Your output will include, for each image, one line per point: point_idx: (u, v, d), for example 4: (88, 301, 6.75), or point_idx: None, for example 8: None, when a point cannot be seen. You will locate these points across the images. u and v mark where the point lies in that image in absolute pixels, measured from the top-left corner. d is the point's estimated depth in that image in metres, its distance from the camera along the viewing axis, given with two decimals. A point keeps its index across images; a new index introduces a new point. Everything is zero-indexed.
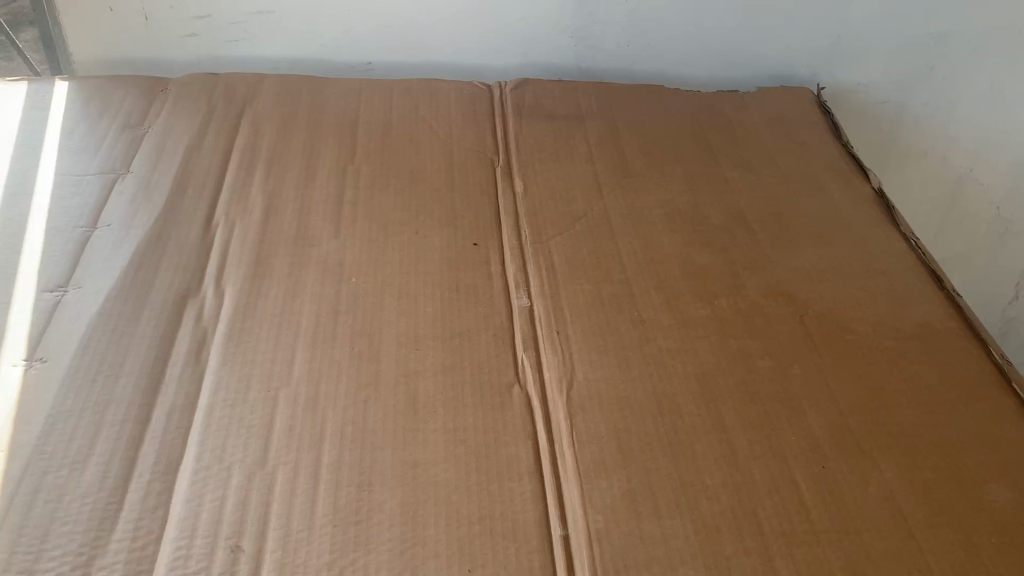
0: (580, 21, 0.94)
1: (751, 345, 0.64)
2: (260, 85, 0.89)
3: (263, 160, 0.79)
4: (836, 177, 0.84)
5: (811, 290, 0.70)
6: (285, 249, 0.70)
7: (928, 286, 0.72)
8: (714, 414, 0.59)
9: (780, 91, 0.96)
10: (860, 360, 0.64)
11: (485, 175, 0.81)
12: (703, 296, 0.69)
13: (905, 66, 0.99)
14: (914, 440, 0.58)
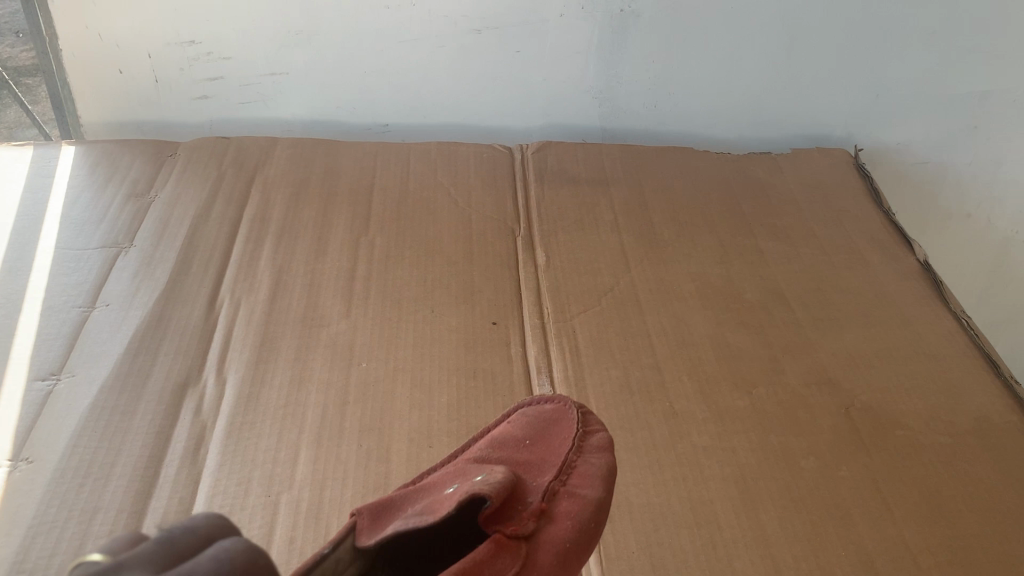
0: (604, 81, 0.90)
1: (794, 443, 0.59)
2: (272, 150, 0.86)
3: (273, 232, 0.76)
4: (878, 249, 0.79)
5: (857, 377, 0.65)
6: (292, 331, 0.66)
7: (984, 373, 0.66)
8: (755, 525, 0.54)
9: (815, 152, 0.92)
10: (914, 461, 0.58)
11: (505, 246, 0.76)
12: (740, 385, 0.64)
13: (946, 127, 0.94)
14: (977, 558, 0.52)
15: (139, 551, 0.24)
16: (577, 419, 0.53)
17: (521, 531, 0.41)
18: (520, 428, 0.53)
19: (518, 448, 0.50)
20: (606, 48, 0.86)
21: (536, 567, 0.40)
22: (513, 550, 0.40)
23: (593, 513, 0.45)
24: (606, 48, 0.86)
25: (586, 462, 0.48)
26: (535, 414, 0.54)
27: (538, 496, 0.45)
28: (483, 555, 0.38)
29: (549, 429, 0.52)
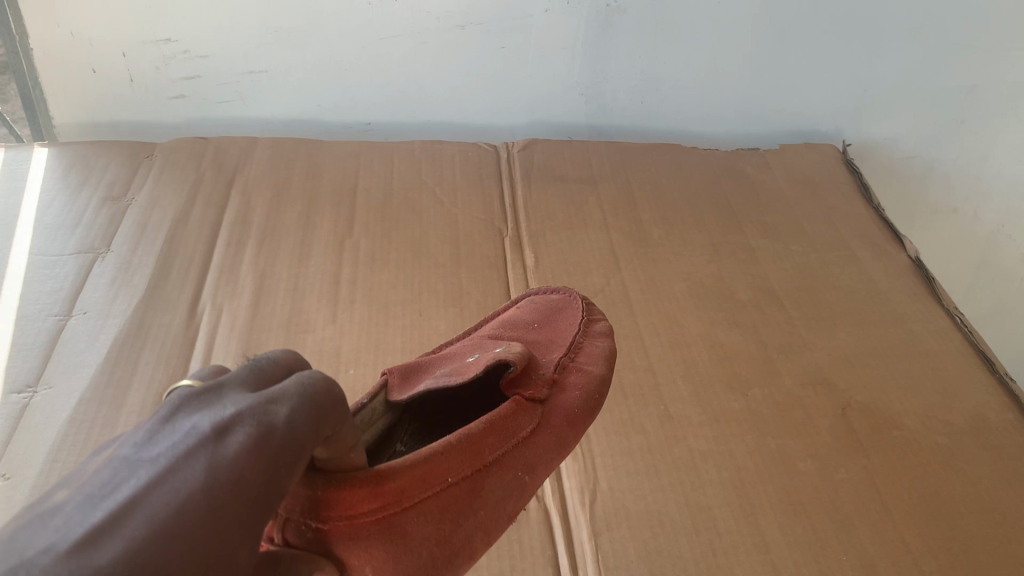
0: (590, 78, 0.89)
1: (791, 445, 0.58)
2: (252, 150, 0.84)
3: (254, 235, 0.74)
4: (868, 246, 0.78)
5: (852, 377, 0.64)
6: (276, 338, 0.64)
7: (978, 371, 0.66)
8: (755, 531, 0.53)
9: (803, 148, 0.91)
10: (911, 461, 0.58)
11: (492, 247, 0.75)
12: (735, 387, 0.63)
13: (933, 122, 0.94)
14: (978, 560, 0.52)
15: (236, 375, 0.28)
16: (581, 307, 0.56)
17: (540, 394, 0.44)
18: (526, 314, 0.56)
19: (527, 327, 0.54)
20: (592, 44, 0.85)
21: (549, 425, 0.43)
22: (532, 411, 0.43)
23: (598, 386, 0.48)
24: (592, 44, 0.85)
25: (591, 344, 0.52)
26: (542, 302, 0.58)
27: (550, 367, 0.48)
28: (508, 411, 0.41)
29: (554, 315, 0.55)
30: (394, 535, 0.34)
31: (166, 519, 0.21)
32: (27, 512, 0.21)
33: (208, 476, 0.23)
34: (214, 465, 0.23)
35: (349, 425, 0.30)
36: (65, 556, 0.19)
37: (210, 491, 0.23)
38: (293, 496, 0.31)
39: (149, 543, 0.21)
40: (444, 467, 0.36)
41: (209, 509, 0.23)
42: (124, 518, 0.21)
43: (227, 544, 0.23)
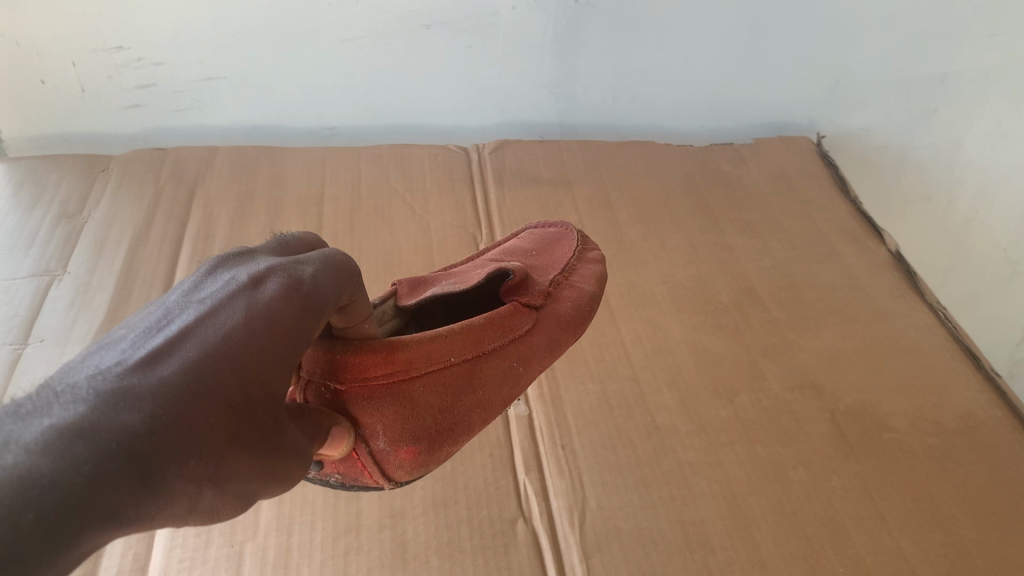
0: (560, 75, 0.87)
1: (782, 453, 0.57)
2: (212, 160, 0.80)
3: (218, 250, 0.71)
4: (848, 241, 0.77)
5: (839, 378, 0.63)
6: None
7: (965, 367, 0.65)
8: (749, 546, 0.51)
9: (777, 141, 0.90)
10: (903, 465, 0.57)
11: (467, 254, 0.73)
12: (722, 393, 0.61)
13: (907, 111, 0.94)
14: (976, 565, 0.51)
15: (262, 251, 0.33)
16: (578, 238, 0.57)
17: (534, 300, 0.46)
18: (523, 245, 0.57)
19: (525, 253, 0.54)
20: (561, 41, 0.83)
21: (543, 327, 0.45)
22: (528, 312, 0.45)
23: (588, 303, 0.49)
24: (561, 41, 0.83)
25: (583, 268, 0.53)
26: (540, 232, 0.58)
27: (544, 282, 0.49)
28: (505, 310, 0.43)
29: (551, 246, 0.56)
30: (399, 400, 0.37)
31: (215, 342, 0.27)
32: (102, 340, 0.26)
33: (249, 312, 0.28)
34: (253, 305, 0.29)
35: (363, 298, 0.35)
36: (137, 365, 0.25)
37: (251, 323, 0.28)
38: (312, 358, 0.35)
39: (202, 359, 0.26)
40: (446, 346, 0.39)
41: (250, 335, 0.28)
42: (175, 343, 0.26)
43: (266, 368, 0.28)
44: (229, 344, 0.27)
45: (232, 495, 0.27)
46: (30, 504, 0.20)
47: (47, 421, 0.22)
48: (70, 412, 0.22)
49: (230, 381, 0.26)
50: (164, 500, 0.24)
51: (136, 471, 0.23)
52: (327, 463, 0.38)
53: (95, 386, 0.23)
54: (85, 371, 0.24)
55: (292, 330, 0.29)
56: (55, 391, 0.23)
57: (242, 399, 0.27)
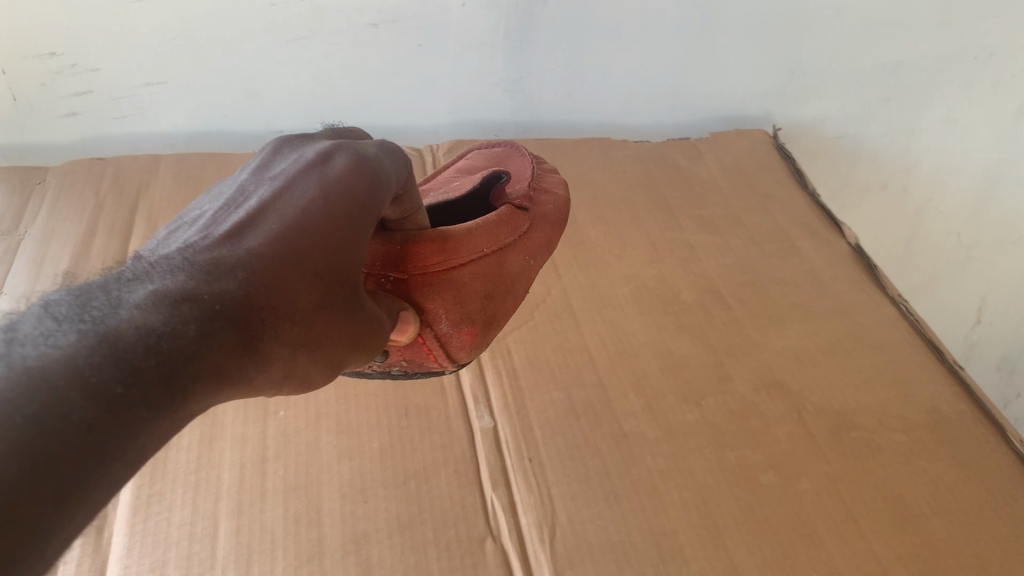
0: (514, 73, 0.85)
1: (751, 457, 0.56)
2: (154, 168, 0.77)
3: None
4: (808, 234, 0.77)
5: (804, 377, 0.62)
6: None
7: (927, 361, 0.65)
8: (722, 556, 0.50)
9: (733, 134, 0.89)
10: (872, 463, 0.56)
11: None
12: (688, 397, 0.60)
13: (862, 101, 0.93)
14: (948, 565, 0.50)
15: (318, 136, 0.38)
16: (526, 152, 0.60)
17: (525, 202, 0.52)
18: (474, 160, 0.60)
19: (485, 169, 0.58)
20: (514, 38, 0.81)
21: (541, 223, 0.52)
22: (525, 212, 0.51)
23: (563, 204, 0.55)
24: (513, 38, 0.81)
25: (546, 177, 0.57)
26: (488, 151, 0.62)
27: (523, 187, 0.54)
28: (507, 210, 0.49)
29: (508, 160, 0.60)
30: (453, 286, 0.43)
31: (290, 218, 0.32)
32: (196, 222, 0.32)
33: (316, 188, 0.33)
34: (319, 181, 0.34)
35: (412, 189, 0.41)
36: (223, 242, 0.30)
37: (321, 194, 0.33)
38: (374, 253, 0.41)
39: (283, 232, 0.31)
40: (479, 237, 0.45)
41: (323, 206, 0.33)
42: (258, 221, 0.31)
43: (342, 233, 0.33)
44: (303, 216, 0.32)
45: (321, 351, 0.32)
46: (146, 355, 0.23)
47: (156, 286, 0.27)
48: (169, 280, 0.27)
49: (311, 251, 0.31)
50: (266, 353, 0.29)
51: (239, 328, 0.27)
52: (395, 351, 0.45)
53: (196, 260, 0.28)
54: (177, 250, 0.29)
55: (362, 199, 0.34)
56: (161, 263, 0.28)
57: (322, 262, 0.32)
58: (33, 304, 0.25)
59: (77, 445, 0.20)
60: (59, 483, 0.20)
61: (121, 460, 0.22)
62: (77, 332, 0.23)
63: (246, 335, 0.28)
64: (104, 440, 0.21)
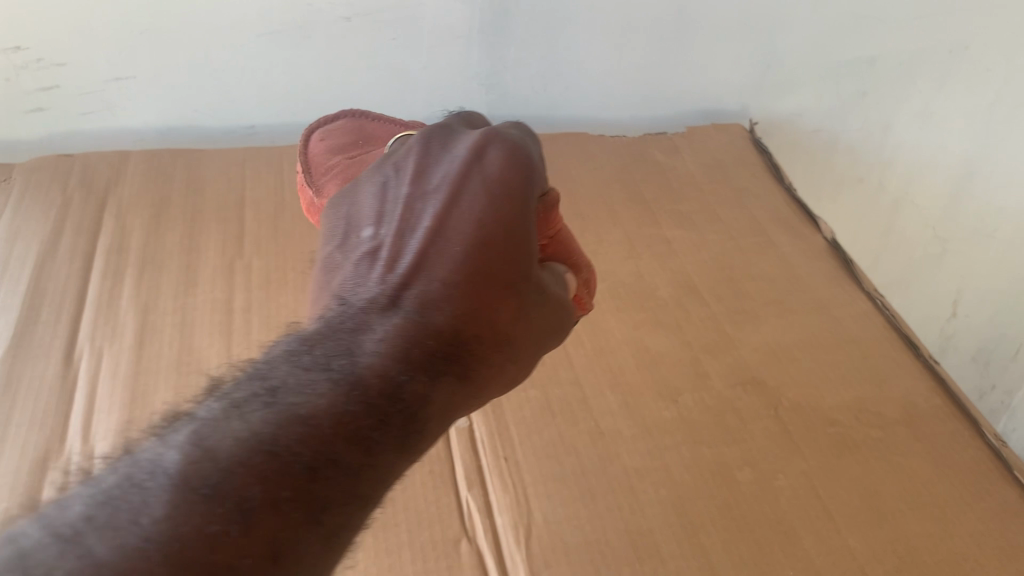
0: (490, 67, 0.84)
1: (727, 454, 0.56)
2: (124, 165, 0.76)
3: (134, 263, 0.67)
4: (784, 228, 0.77)
5: (780, 373, 0.62)
6: (165, 382, 0.58)
7: (903, 355, 0.65)
8: (699, 554, 0.50)
9: (710, 129, 0.89)
10: (848, 459, 0.56)
11: None
12: (665, 394, 0.60)
13: (837, 93, 0.94)
14: (924, 561, 0.50)
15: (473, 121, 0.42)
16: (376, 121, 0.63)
17: None
18: (339, 136, 0.61)
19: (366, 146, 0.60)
20: (488, 32, 0.81)
21: None
22: None
23: None
24: (488, 32, 0.81)
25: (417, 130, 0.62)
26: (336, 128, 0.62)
27: None
28: None
29: (382, 134, 0.62)
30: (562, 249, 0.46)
31: (468, 238, 0.37)
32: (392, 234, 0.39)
33: (482, 202, 0.38)
34: (483, 190, 0.38)
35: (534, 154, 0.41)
36: (420, 277, 0.37)
37: (487, 204, 0.38)
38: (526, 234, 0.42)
39: (468, 258, 0.37)
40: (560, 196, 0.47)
41: (495, 217, 0.38)
42: (444, 248, 0.38)
43: (519, 238, 0.38)
44: (480, 233, 0.37)
45: (529, 336, 0.40)
46: (381, 406, 0.33)
47: (370, 339, 0.35)
48: (387, 330, 0.36)
49: (495, 268, 0.37)
50: (480, 357, 0.38)
51: (445, 355, 0.36)
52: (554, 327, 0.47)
53: (410, 301, 0.37)
54: (390, 283, 0.38)
55: (521, 202, 0.38)
56: (387, 299, 0.37)
57: (507, 274, 0.38)
58: (300, 345, 0.35)
59: (349, 487, 0.30)
60: (335, 524, 0.29)
61: (383, 488, 0.32)
62: (329, 387, 0.32)
63: (440, 361, 0.36)
64: (358, 471, 0.31)
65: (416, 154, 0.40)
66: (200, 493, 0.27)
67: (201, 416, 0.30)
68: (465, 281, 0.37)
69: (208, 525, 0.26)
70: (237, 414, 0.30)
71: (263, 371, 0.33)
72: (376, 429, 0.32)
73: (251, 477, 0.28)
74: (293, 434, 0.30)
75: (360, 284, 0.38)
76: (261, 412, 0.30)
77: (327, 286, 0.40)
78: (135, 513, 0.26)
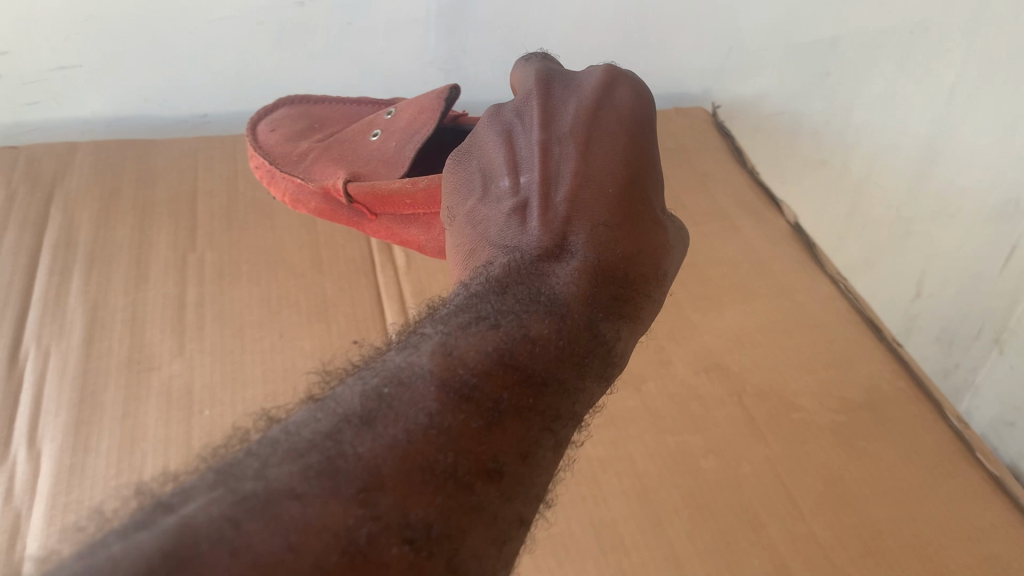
0: (448, 51, 0.83)
1: (691, 443, 0.56)
2: (72, 156, 0.72)
3: (81, 258, 0.65)
4: (747, 212, 0.76)
5: (744, 359, 0.62)
6: (115, 381, 0.56)
7: (867, 338, 0.65)
8: (663, 545, 0.50)
9: (672, 112, 0.88)
10: (812, 444, 0.56)
11: (357, 249, 0.69)
12: (628, 382, 0.59)
13: (800, 77, 0.96)
14: (887, 546, 0.50)
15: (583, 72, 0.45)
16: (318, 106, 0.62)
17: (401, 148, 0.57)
18: (291, 124, 0.59)
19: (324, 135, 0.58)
20: (446, 16, 0.79)
21: None
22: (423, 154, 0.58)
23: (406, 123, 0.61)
24: (446, 16, 0.79)
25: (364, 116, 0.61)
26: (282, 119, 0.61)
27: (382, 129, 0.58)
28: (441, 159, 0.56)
29: (331, 117, 0.61)
30: None
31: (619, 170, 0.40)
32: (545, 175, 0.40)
33: (621, 139, 0.41)
34: (616, 121, 0.42)
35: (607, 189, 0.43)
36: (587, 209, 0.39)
37: (625, 141, 0.41)
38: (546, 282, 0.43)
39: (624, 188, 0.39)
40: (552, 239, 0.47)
41: (633, 152, 0.41)
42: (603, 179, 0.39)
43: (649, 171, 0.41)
44: (626, 164, 0.40)
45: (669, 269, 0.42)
46: (581, 324, 0.34)
47: (558, 273, 0.36)
48: (565, 259, 0.37)
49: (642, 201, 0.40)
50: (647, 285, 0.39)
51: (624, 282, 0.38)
52: None
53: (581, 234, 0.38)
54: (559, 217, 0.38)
55: (641, 137, 0.42)
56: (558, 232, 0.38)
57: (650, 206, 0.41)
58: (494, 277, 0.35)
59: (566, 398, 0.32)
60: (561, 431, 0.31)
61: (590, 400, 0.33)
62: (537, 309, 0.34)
63: (619, 289, 0.37)
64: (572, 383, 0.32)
65: (539, 109, 0.42)
66: (458, 394, 0.28)
67: (432, 333, 0.31)
68: (620, 213, 0.39)
69: (473, 421, 0.27)
70: (466, 332, 0.31)
71: (469, 300, 0.34)
72: (580, 350, 0.33)
73: (491, 384, 0.29)
74: (519, 346, 0.31)
75: (522, 228, 0.38)
76: (486, 329, 0.31)
77: (474, 237, 0.40)
78: (411, 410, 0.26)
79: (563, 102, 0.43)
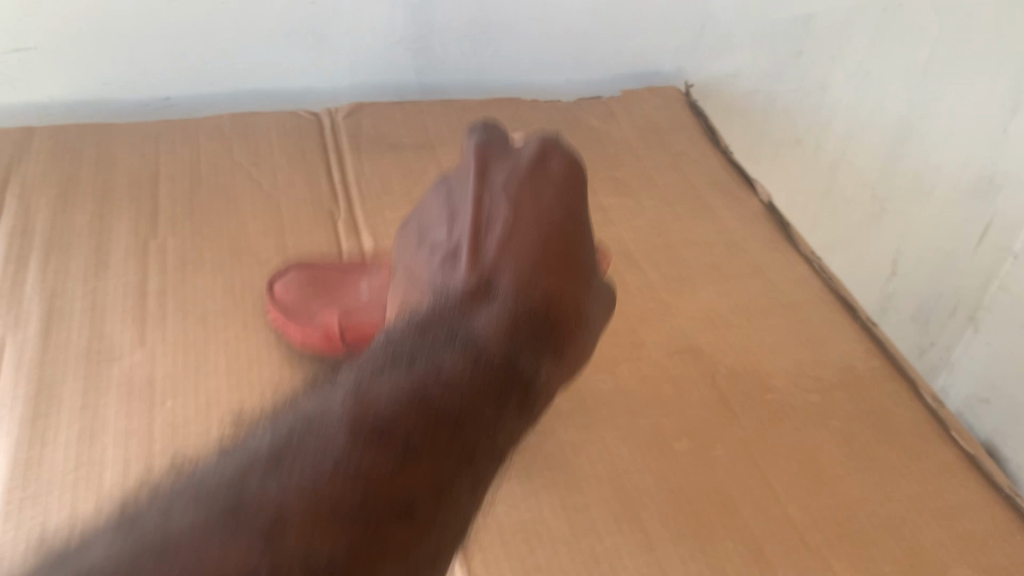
0: (416, 30, 0.81)
1: (664, 425, 0.55)
2: (29, 141, 0.71)
3: (38, 246, 0.63)
4: (720, 191, 0.76)
5: (717, 339, 0.61)
6: (73, 371, 0.55)
7: (840, 317, 0.64)
8: (637, 528, 0.49)
9: (645, 91, 0.87)
10: (786, 424, 0.55)
11: (324, 233, 0.67)
12: (601, 364, 0.58)
13: (772, 56, 0.93)
14: (863, 526, 0.50)
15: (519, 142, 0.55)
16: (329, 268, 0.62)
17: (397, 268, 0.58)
18: (301, 282, 0.61)
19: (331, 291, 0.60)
20: None
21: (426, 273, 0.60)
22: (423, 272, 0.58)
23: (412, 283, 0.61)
24: None
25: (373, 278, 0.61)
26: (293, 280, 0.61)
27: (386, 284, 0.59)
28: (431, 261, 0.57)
29: (336, 280, 0.61)
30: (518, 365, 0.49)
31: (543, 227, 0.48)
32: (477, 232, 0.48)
33: (544, 202, 0.49)
34: (552, 188, 0.50)
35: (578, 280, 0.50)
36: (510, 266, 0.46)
37: (554, 204, 0.49)
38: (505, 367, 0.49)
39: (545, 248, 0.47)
40: None
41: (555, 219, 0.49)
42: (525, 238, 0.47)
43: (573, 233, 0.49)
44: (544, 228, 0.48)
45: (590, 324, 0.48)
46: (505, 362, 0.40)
47: (481, 317, 0.42)
48: (493, 306, 0.43)
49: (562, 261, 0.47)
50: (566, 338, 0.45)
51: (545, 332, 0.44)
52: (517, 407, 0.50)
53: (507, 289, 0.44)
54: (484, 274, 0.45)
55: (573, 204, 0.50)
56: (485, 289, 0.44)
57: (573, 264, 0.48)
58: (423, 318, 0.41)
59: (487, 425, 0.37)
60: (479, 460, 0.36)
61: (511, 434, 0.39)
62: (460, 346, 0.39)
63: (539, 331, 0.43)
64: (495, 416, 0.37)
65: (476, 170, 0.52)
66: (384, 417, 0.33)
67: (363, 365, 0.37)
68: (539, 258, 0.46)
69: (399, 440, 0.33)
70: (408, 338, 0.39)
71: (401, 334, 0.40)
72: (512, 349, 0.41)
73: (410, 417, 0.34)
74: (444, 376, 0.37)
75: (451, 271, 0.47)
76: (411, 362, 0.37)
77: (426, 277, 0.48)
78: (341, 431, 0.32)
79: (499, 171, 0.51)
